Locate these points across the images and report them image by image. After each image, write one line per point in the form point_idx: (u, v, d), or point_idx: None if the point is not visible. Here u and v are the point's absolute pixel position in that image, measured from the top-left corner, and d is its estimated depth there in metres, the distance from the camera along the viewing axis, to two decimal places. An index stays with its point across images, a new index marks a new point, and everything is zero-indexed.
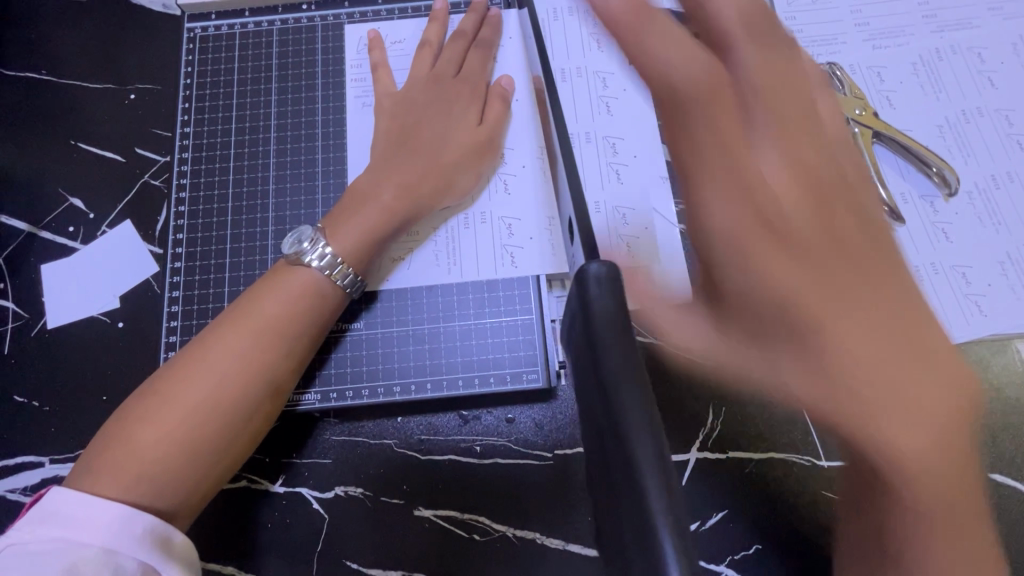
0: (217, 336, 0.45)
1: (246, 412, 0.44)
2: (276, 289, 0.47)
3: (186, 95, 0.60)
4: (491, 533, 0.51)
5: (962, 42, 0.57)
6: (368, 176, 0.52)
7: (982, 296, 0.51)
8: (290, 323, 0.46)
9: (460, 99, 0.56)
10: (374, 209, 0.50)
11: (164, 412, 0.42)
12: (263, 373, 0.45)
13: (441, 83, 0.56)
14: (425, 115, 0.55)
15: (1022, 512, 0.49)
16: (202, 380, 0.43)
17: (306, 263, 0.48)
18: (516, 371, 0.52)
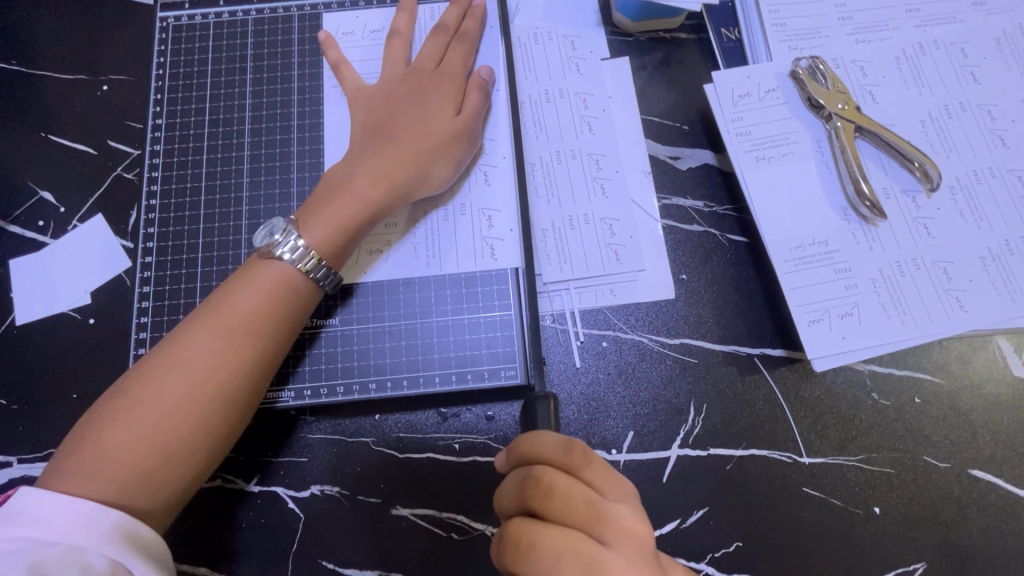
0: (190, 334, 0.44)
1: (220, 412, 0.43)
2: (250, 285, 0.46)
3: (158, 86, 0.58)
4: (470, 532, 0.50)
5: (945, 36, 0.57)
6: (344, 166, 0.51)
7: (963, 292, 0.51)
8: (266, 321, 0.45)
9: (438, 90, 0.54)
10: (347, 199, 0.49)
11: (137, 412, 0.41)
12: (238, 371, 0.44)
13: (419, 76, 0.55)
14: (401, 106, 0.54)
15: (997, 506, 0.49)
16: (174, 381, 0.42)
17: (278, 255, 0.47)
18: (494, 368, 0.51)
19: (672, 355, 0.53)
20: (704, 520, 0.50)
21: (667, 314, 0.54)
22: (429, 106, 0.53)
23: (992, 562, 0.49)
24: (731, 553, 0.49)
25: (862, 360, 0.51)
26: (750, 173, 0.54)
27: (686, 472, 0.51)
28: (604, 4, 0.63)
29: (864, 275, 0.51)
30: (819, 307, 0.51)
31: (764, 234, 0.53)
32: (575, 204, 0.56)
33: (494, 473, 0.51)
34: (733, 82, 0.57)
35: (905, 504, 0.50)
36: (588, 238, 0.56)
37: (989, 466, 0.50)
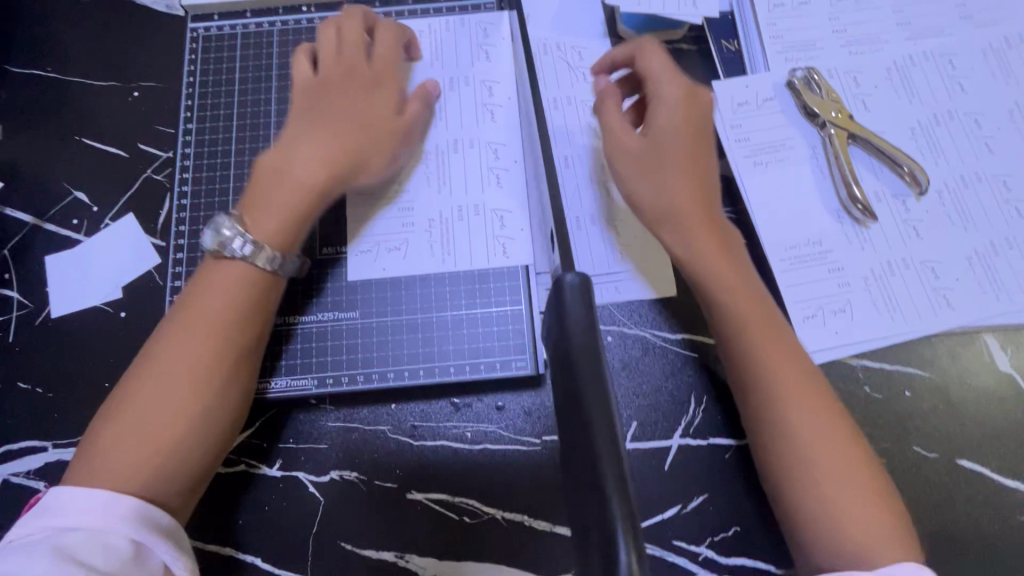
0: (167, 338, 0.46)
1: (210, 405, 0.46)
2: (209, 284, 0.48)
3: (188, 93, 0.62)
4: (481, 515, 0.53)
5: (934, 48, 0.60)
6: (276, 154, 0.52)
7: (950, 290, 0.53)
8: (229, 313, 0.47)
9: (365, 86, 0.55)
10: (291, 187, 0.50)
11: (129, 412, 0.44)
12: (220, 366, 0.46)
13: (350, 68, 0.55)
14: (336, 98, 0.54)
15: (984, 494, 0.52)
16: (162, 380, 0.45)
17: (232, 254, 0.48)
18: (505, 359, 0.55)
19: (673, 348, 0.56)
20: (703, 505, 0.52)
21: (668, 310, 0.57)
22: (365, 97, 0.55)
23: (978, 547, 0.51)
24: (729, 536, 0.52)
25: (854, 355, 0.54)
26: (748, 177, 0.57)
27: (686, 459, 0.53)
28: (610, 17, 0.66)
29: (856, 274, 0.54)
30: (813, 304, 0.54)
31: (762, 234, 0.56)
32: (582, 206, 0.59)
33: (504, 460, 0.54)
34: (733, 90, 0.60)
35: (896, 492, 0.52)
36: (594, 238, 0.59)
37: (976, 457, 0.53)
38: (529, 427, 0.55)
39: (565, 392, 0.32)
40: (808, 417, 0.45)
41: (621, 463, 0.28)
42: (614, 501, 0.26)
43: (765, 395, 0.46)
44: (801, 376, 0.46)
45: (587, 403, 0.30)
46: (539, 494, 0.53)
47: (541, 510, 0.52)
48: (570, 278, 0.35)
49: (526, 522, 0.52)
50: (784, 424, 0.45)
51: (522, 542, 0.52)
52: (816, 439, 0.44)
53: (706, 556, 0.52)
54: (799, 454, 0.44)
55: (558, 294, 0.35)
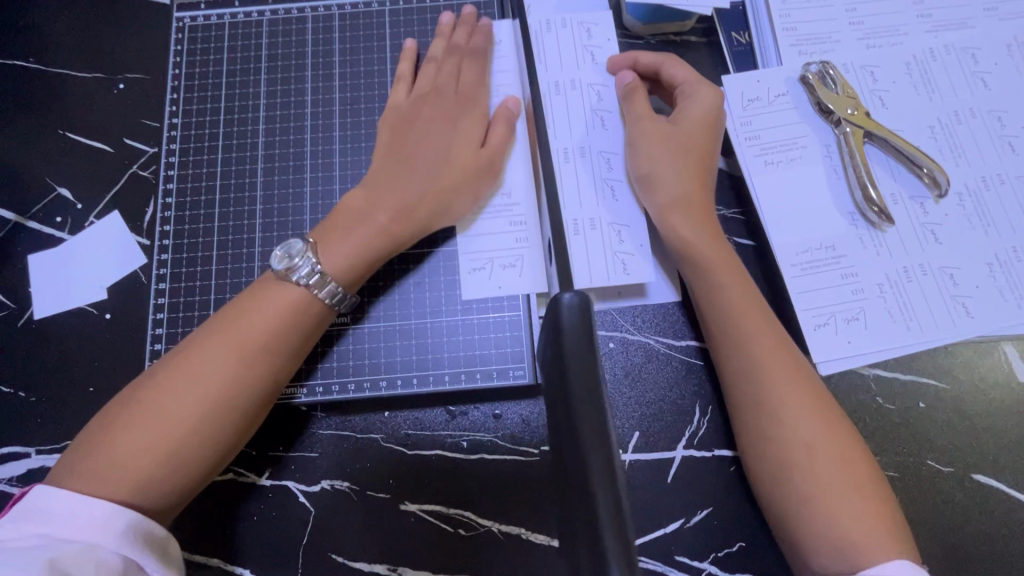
0: (202, 347, 0.45)
1: (227, 424, 0.44)
2: (264, 302, 0.46)
3: (174, 85, 0.59)
4: (477, 527, 0.51)
5: (956, 42, 0.57)
6: (364, 193, 0.51)
7: (969, 298, 0.51)
8: (276, 337, 0.46)
9: (462, 115, 0.54)
10: (367, 230, 0.49)
11: (149, 418, 0.42)
12: (246, 388, 0.45)
13: (446, 101, 0.55)
14: (424, 131, 0.53)
15: (1001, 511, 0.50)
16: (190, 391, 0.43)
17: (295, 280, 0.47)
18: (502, 367, 0.52)
19: (678, 357, 0.54)
20: (707, 520, 0.50)
21: (673, 316, 0.55)
22: (455, 129, 0.53)
23: (994, 566, 0.49)
24: (734, 552, 0.50)
25: (867, 365, 0.51)
26: (758, 177, 0.55)
27: (691, 472, 0.51)
28: (616, 8, 0.63)
29: (871, 280, 0.52)
30: (825, 312, 0.51)
31: (772, 237, 0.53)
32: (580, 204, 0.55)
33: (501, 470, 0.52)
34: (744, 86, 0.57)
35: (909, 508, 0.50)
36: (594, 244, 0.54)
37: (993, 471, 0.51)
38: (527, 436, 0.53)
39: (557, 395, 0.30)
40: (806, 416, 0.45)
41: (616, 479, 0.26)
42: (607, 526, 0.24)
43: (770, 394, 0.46)
44: (797, 376, 0.46)
45: (577, 409, 0.28)
46: (537, 506, 0.51)
47: (538, 523, 0.51)
48: (567, 297, 0.31)
49: (523, 535, 0.51)
50: (786, 423, 0.45)
51: (519, 556, 0.50)
52: (819, 438, 0.44)
53: (710, 573, 0.50)
54: (799, 454, 0.44)
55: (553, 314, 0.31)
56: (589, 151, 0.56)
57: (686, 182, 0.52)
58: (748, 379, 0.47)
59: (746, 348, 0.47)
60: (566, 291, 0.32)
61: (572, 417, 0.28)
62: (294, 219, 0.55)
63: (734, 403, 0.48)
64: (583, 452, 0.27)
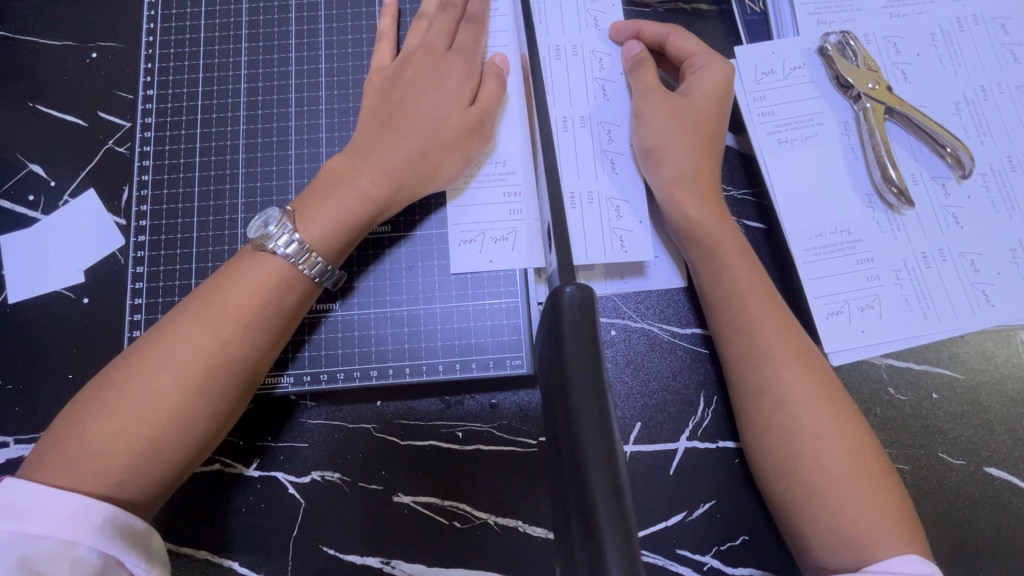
0: (178, 327, 0.42)
1: (207, 407, 0.41)
2: (242, 278, 0.44)
3: (148, 54, 0.55)
4: (472, 520, 0.49)
5: (985, 10, 0.53)
6: (345, 157, 0.48)
7: (990, 285, 0.48)
8: (256, 315, 0.43)
9: (452, 72, 0.51)
10: (348, 195, 0.46)
11: (123, 405, 0.40)
12: (227, 369, 0.42)
13: (435, 58, 0.51)
14: (411, 90, 0.50)
15: (1013, 505, 0.48)
16: (164, 375, 0.40)
17: (272, 250, 0.44)
18: (499, 357, 0.50)
19: (682, 345, 0.52)
20: (711, 512, 0.49)
21: (677, 303, 0.53)
22: (446, 91, 0.50)
23: (1006, 562, 0.47)
24: (738, 545, 0.49)
25: (881, 355, 0.49)
26: (770, 156, 0.52)
27: (693, 464, 0.50)
28: None
29: (887, 265, 0.49)
30: (838, 300, 0.49)
31: (784, 221, 0.50)
32: (579, 181, 0.52)
33: (497, 461, 0.50)
34: (756, 58, 0.54)
35: (917, 502, 0.48)
36: (591, 218, 0.51)
37: (1007, 465, 0.49)
38: (525, 427, 0.51)
39: (553, 387, 0.28)
40: (815, 407, 0.43)
41: (619, 482, 0.24)
42: (609, 540, 0.22)
43: (779, 384, 0.43)
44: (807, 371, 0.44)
45: (575, 407, 0.25)
46: (535, 498, 0.50)
47: (536, 516, 0.49)
48: (568, 289, 0.29)
49: (519, 528, 0.49)
50: (792, 416, 0.43)
51: (517, 549, 0.49)
52: (828, 431, 0.42)
53: (713, 566, 0.48)
54: (805, 448, 0.42)
55: (552, 304, 0.29)
56: (589, 122, 0.53)
57: (695, 156, 0.49)
58: (757, 368, 0.44)
59: (754, 336, 0.45)
60: (567, 282, 0.30)
61: (567, 413, 0.26)
62: (278, 198, 0.52)
63: (738, 392, 0.46)
64: (581, 454, 0.24)
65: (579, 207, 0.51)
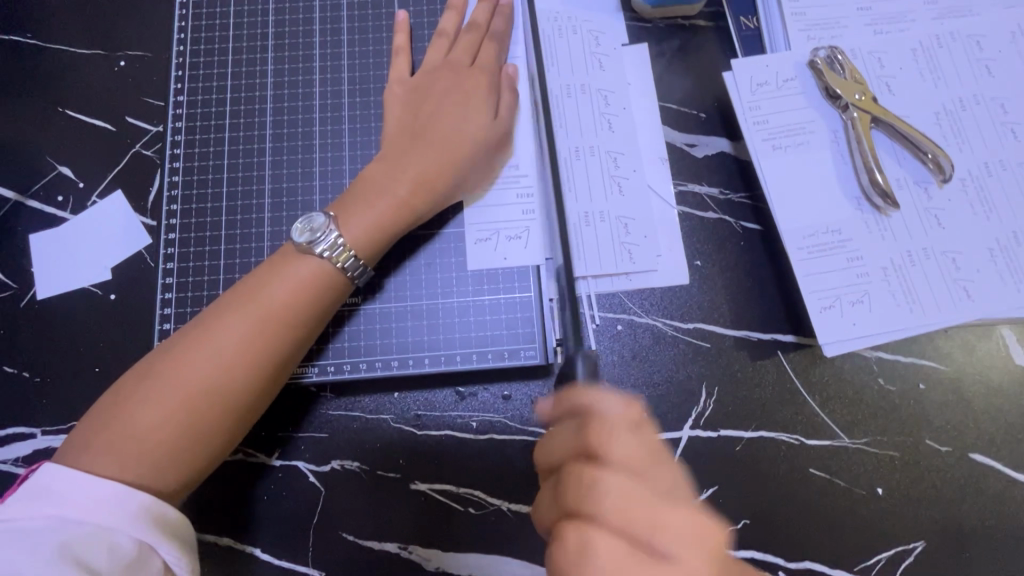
0: (217, 322, 0.44)
1: (242, 399, 0.44)
2: (280, 276, 0.46)
3: (178, 63, 0.58)
4: (486, 506, 0.52)
5: (962, 28, 0.57)
6: (381, 164, 0.51)
7: (970, 282, 0.52)
8: (294, 313, 0.46)
9: (473, 84, 0.54)
10: (386, 200, 0.49)
11: (166, 394, 0.42)
12: (263, 361, 0.45)
13: (455, 70, 0.55)
14: (437, 103, 0.53)
15: (997, 490, 0.51)
16: (205, 366, 0.43)
17: (316, 252, 0.47)
18: (514, 348, 0.53)
19: (685, 338, 0.55)
20: (713, 498, 0.51)
21: (680, 300, 0.55)
22: (468, 102, 0.53)
23: (990, 543, 0.50)
24: (739, 529, 0.51)
25: (871, 347, 0.52)
26: (766, 161, 0.55)
27: (696, 452, 0.52)
28: None
29: (876, 263, 0.53)
30: (831, 295, 0.52)
31: (780, 221, 0.54)
32: (590, 201, 0.56)
33: (510, 451, 0.52)
34: (752, 70, 0.57)
35: (907, 487, 0.51)
36: (602, 236, 0.56)
37: (990, 451, 0.52)
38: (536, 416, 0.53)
39: None
40: None
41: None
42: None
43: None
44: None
45: None
46: None
47: None
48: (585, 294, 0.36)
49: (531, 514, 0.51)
50: None
51: (529, 534, 0.51)
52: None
53: None
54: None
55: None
56: (597, 151, 0.57)
57: None
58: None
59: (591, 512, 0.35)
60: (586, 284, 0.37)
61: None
62: (303, 199, 0.55)
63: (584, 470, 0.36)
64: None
65: (589, 228, 0.56)
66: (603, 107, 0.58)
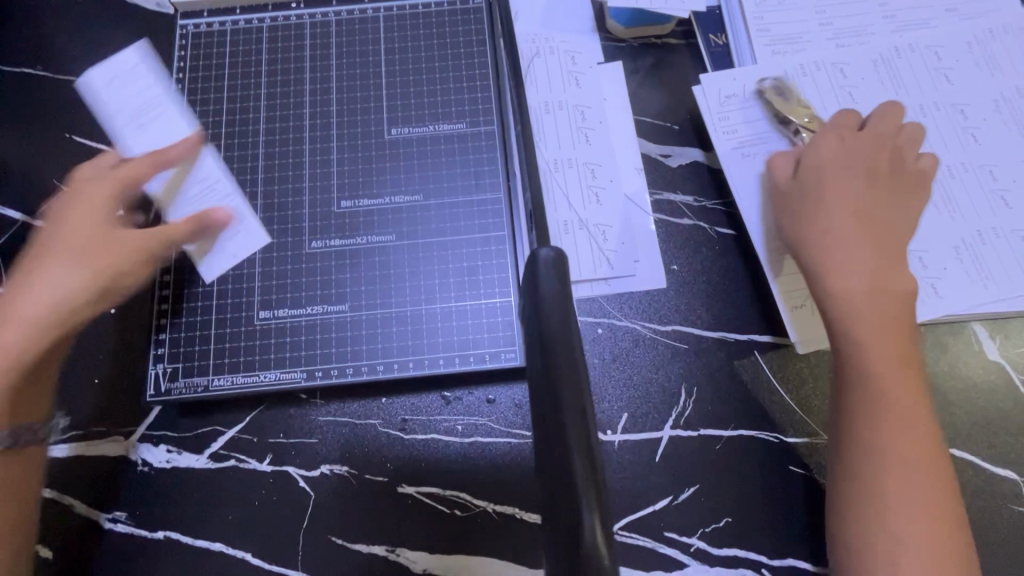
0: (57, 265, 0.48)
1: (42, 341, 0.46)
2: (118, 234, 0.49)
3: (178, 89, 0.62)
4: (471, 508, 0.52)
5: (919, 40, 0.60)
6: (17, 332, 0.45)
7: (938, 279, 0.54)
8: (131, 258, 0.49)
9: (101, 245, 0.49)
10: (1, 378, 0.44)
11: (4, 333, 0.45)
12: (68, 313, 0.47)
13: (96, 230, 0.49)
14: (64, 259, 0.48)
15: (977, 483, 0.52)
16: (10, 331, 0.45)
17: None
18: (495, 350, 0.55)
19: (664, 340, 0.56)
20: (695, 496, 0.52)
21: (657, 303, 0.57)
22: (89, 255, 0.48)
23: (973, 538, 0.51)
24: (722, 528, 0.52)
25: None
26: (736, 170, 0.58)
27: (677, 451, 0.53)
28: (598, 13, 0.66)
29: None
30: (801, 295, 0.55)
31: (750, 225, 0.56)
32: (569, 211, 0.59)
33: (496, 454, 0.54)
34: (720, 84, 0.60)
35: None
36: (582, 243, 0.58)
37: (968, 446, 0.53)
38: (519, 420, 0.55)
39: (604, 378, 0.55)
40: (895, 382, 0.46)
41: (585, 407, 0.25)
42: (579, 459, 0.24)
43: (868, 464, 0.46)
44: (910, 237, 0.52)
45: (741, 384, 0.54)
46: (530, 488, 0.53)
47: (531, 503, 0.52)
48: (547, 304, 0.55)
49: (516, 515, 0.52)
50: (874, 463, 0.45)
51: (513, 535, 0.52)
52: (910, 535, 0.44)
53: (699, 548, 0.51)
54: (886, 516, 0.44)
55: (529, 272, 0.29)
56: (576, 163, 0.60)
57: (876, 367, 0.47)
58: (851, 367, 0.48)
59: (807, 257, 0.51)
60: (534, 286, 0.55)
61: (545, 351, 0.27)
62: (294, 213, 0.58)
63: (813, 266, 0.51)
64: (556, 388, 0.25)
65: (569, 234, 0.58)
66: (579, 120, 0.61)
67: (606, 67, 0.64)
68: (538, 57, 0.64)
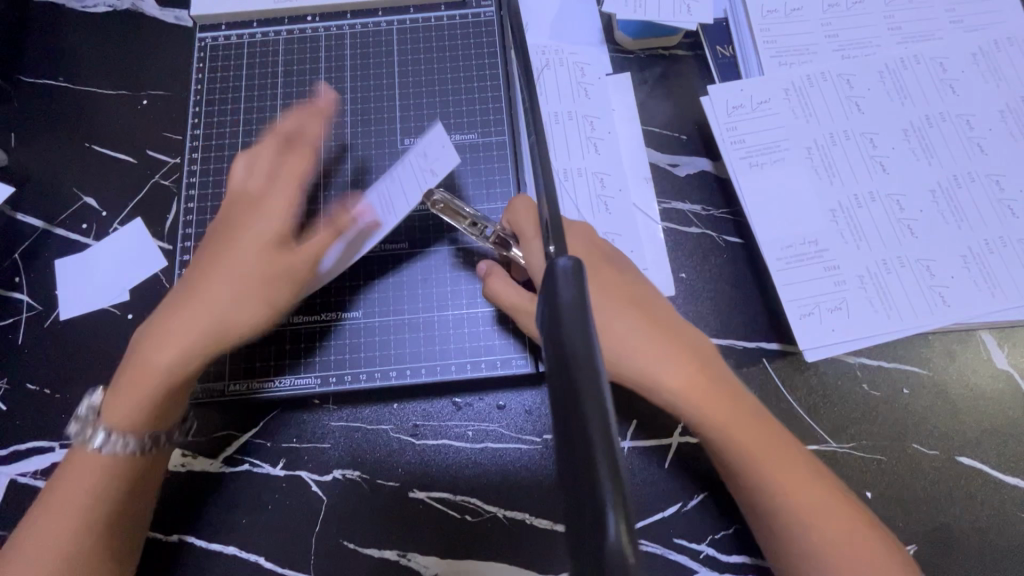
0: (203, 282, 0.49)
1: (191, 356, 0.47)
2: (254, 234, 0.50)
3: (196, 100, 0.63)
4: (482, 513, 0.53)
5: (925, 51, 0.61)
6: (155, 351, 0.47)
7: (945, 287, 0.54)
8: (263, 265, 0.49)
9: (270, 212, 0.51)
10: (150, 397, 0.47)
11: (124, 391, 0.47)
12: (171, 369, 0.47)
13: (239, 206, 0.52)
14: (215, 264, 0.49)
15: (986, 492, 0.52)
16: (165, 353, 0.47)
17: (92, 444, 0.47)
18: (506, 357, 0.56)
19: None
20: (704, 503, 0.53)
21: None
22: (258, 247, 0.50)
23: (982, 546, 0.51)
24: (731, 534, 0.52)
25: (852, 351, 0.54)
26: (744, 179, 0.58)
27: (686, 458, 0.54)
28: (607, 25, 0.67)
29: (852, 271, 0.55)
30: (809, 302, 0.55)
31: (759, 234, 0.57)
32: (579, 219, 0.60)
33: (505, 459, 0.54)
34: (727, 94, 0.61)
35: (895, 489, 0.52)
36: None
37: (977, 454, 0.53)
38: (530, 426, 0.55)
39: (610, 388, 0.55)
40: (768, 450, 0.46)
41: (606, 409, 0.23)
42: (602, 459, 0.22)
43: (781, 521, 0.46)
44: (621, 273, 0.52)
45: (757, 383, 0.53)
46: (540, 494, 0.53)
47: (541, 508, 0.53)
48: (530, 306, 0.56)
49: (526, 521, 0.53)
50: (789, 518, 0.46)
51: (523, 540, 0.52)
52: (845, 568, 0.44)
53: (708, 554, 0.52)
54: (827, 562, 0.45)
55: (547, 280, 0.28)
56: (586, 173, 0.61)
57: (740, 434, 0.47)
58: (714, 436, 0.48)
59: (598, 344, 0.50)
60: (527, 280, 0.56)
61: (562, 353, 0.25)
62: None
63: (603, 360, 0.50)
64: (575, 388, 0.24)
65: None
66: (589, 130, 0.62)
67: (614, 78, 0.65)
68: (548, 69, 0.65)
